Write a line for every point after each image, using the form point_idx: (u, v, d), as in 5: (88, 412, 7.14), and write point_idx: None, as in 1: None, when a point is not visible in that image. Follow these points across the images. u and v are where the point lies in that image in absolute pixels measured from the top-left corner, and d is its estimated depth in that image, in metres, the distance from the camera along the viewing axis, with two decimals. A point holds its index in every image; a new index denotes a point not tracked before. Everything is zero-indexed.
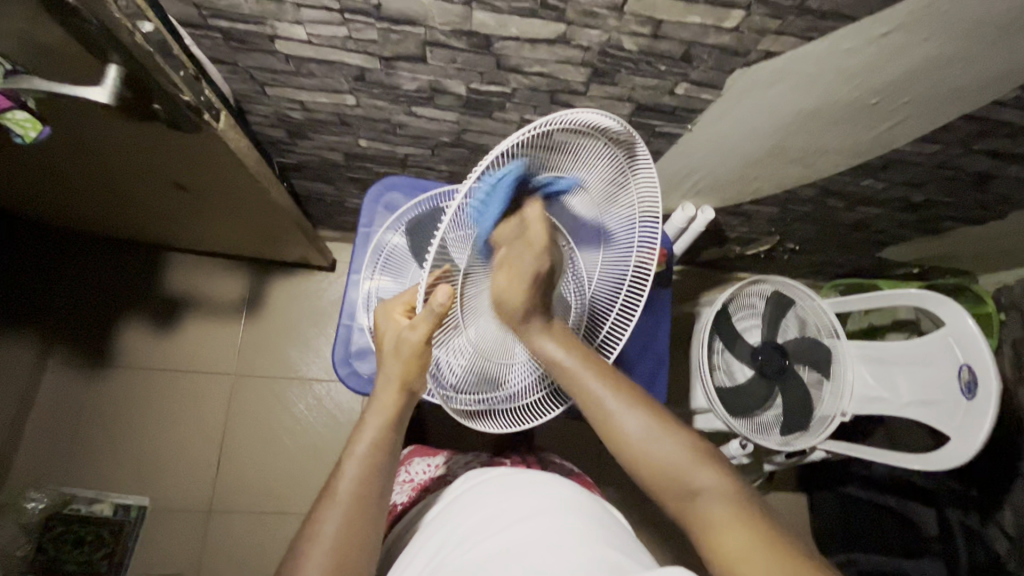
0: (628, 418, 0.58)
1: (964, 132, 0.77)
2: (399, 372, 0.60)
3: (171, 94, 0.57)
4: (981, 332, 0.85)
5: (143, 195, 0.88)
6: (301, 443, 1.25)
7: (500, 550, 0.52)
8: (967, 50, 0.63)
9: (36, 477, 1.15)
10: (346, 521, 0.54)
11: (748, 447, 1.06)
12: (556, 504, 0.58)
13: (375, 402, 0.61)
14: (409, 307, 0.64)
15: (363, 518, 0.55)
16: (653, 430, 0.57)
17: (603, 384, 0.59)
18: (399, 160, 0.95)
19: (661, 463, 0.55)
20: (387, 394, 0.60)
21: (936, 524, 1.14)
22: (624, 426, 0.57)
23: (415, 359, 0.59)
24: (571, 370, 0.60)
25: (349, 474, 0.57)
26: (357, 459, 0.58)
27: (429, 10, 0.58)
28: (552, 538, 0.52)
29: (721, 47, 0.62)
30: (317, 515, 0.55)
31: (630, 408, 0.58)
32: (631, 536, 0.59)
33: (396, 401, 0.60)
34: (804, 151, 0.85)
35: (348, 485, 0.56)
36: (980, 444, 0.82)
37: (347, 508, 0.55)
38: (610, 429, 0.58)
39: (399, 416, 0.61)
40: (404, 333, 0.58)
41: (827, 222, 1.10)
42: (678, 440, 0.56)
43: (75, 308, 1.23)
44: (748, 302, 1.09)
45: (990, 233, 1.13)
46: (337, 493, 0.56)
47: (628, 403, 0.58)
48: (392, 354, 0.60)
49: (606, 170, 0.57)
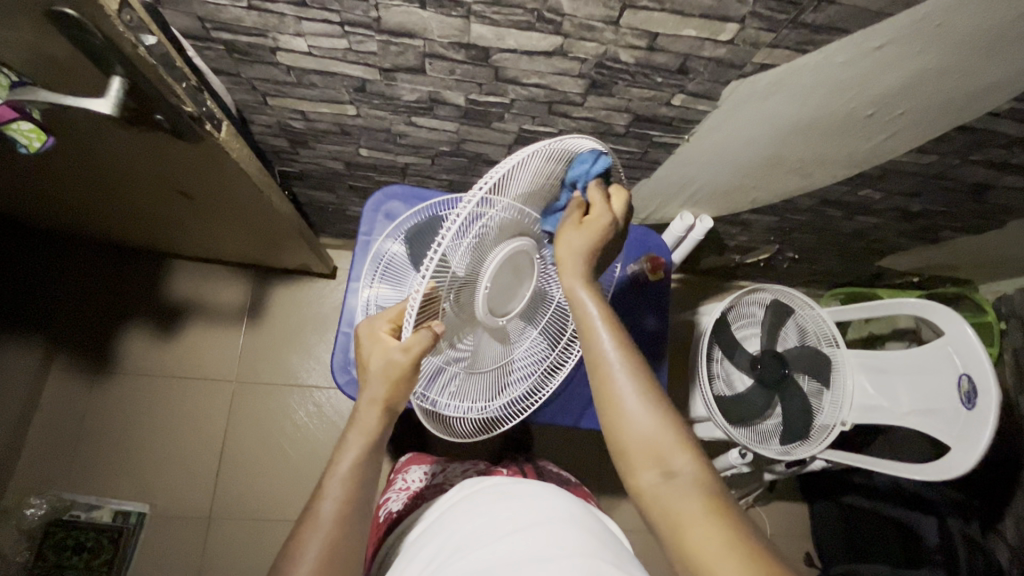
0: (627, 382, 0.52)
1: (959, 142, 0.78)
2: (384, 394, 0.59)
3: (174, 105, 0.58)
4: (980, 342, 0.85)
5: (146, 203, 0.88)
6: (301, 450, 1.25)
7: (492, 562, 0.52)
8: (960, 62, 0.63)
9: (37, 483, 1.16)
10: (329, 542, 0.53)
11: (748, 456, 1.05)
12: (548, 516, 0.58)
13: (356, 423, 0.59)
14: (393, 326, 0.62)
15: (347, 540, 0.54)
16: (648, 400, 0.52)
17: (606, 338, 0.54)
18: (399, 169, 0.96)
19: (644, 436, 0.51)
20: (368, 415, 0.59)
21: (938, 534, 1.13)
22: (619, 387, 0.52)
23: (401, 382, 0.58)
24: (586, 316, 0.55)
25: (331, 496, 0.56)
26: (339, 480, 0.57)
27: (429, 23, 0.59)
28: (543, 549, 0.52)
29: (716, 60, 0.62)
30: (299, 537, 0.53)
31: (631, 370, 0.53)
32: (622, 547, 0.59)
33: (378, 422, 0.59)
34: (802, 162, 0.85)
35: (330, 507, 0.55)
36: (979, 453, 0.82)
37: (330, 530, 0.53)
38: (603, 382, 0.53)
39: (380, 436, 0.60)
40: (392, 354, 0.57)
41: (826, 231, 1.10)
42: (669, 424, 0.51)
43: (79, 314, 1.24)
44: (747, 311, 1.10)
45: (989, 242, 1.13)
46: (321, 514, 0.54)
47: (631, 365, 0.53)
48: (379, 375, 0.58)
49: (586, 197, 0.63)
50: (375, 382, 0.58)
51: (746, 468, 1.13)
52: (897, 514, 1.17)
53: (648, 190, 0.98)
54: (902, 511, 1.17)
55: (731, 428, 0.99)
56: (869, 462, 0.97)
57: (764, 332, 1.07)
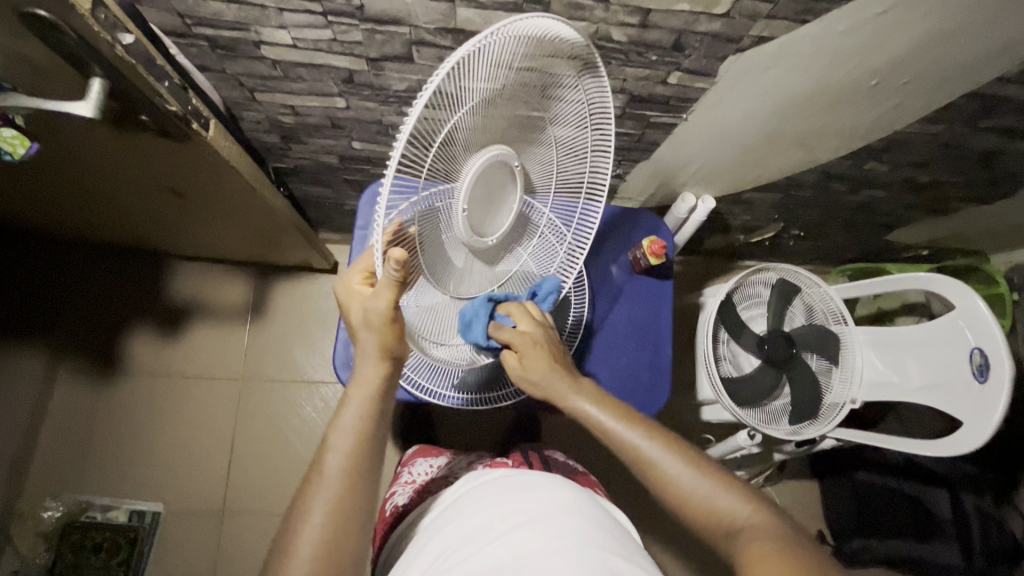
0: (673, 461, 0.58)
1: (968, 110, 0.75)
2: (375, 343, 0.56)
3: (159, 106, 0.57)
4: (992, 314, 0.83)
5: (140, 204, 0.88)
6: (310, 445, 1.25)
7: (499, 556, 0.52)
8: (967, 26, 0.61)
9: (51, 486, 1.17)
10: (337, 497, 0.54)
11: (757, 437, 1.04)
12: (554, 507, 0.57)
13: (355, 376, 0.58)
14: (369, 273, 0.62)
15: (355, 495, 0.55)
16: (696, 468, 0.58)
17: (639, 432, 0.61)
18: (393, 161, 0.94)
19: (700, 504, 0.56)
20: (370, 366, 0.58)
21: (951, 509, 1.14)
22: (671, 470, 0.58)
23: (390, 329, 0.56)
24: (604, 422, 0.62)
25: (338, 450, 0.56)
26: (345, 434, 0.56)
27: (413, 9, 0.57)
28: (551, 542, 0.52)
29: (712, 34, 0.60)
30: (307, 491, 0.54)
31: (667, 449, 0.59)
32: (632, 542, 0.59)
33: (378, 371, 0.58)
34: (804, 137, 0.83)
35: (336, 461, 0.55)
36: (994, 427, 0.80)
37: (337, 484, 0.54)
38: (653, 472, 0.58)
39: (384, 386, 0.58)
40: (368, 303, 0.54)
41: (832, 206, 1.08)
42: (719, 483, 0.57)
43: (82, 318, 1.24)
44: (753, 291, 1.08)
45: (1001, 211, 1.10)
46: (326, 470, 0.55)
47: (667, 447, 0.59)
48: (363, 327, 0.56)
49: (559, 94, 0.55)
50: (362, 336, 0.57)
51: (756, 449, 1.12)
52: (906, 489, 1.19)
53: (649, 172, 0.96)
54: (912, 486, 1.19)
55: (738, 409, 0.98)
56: (879, 439, 0.95)
57: (770, 312, 1.05)
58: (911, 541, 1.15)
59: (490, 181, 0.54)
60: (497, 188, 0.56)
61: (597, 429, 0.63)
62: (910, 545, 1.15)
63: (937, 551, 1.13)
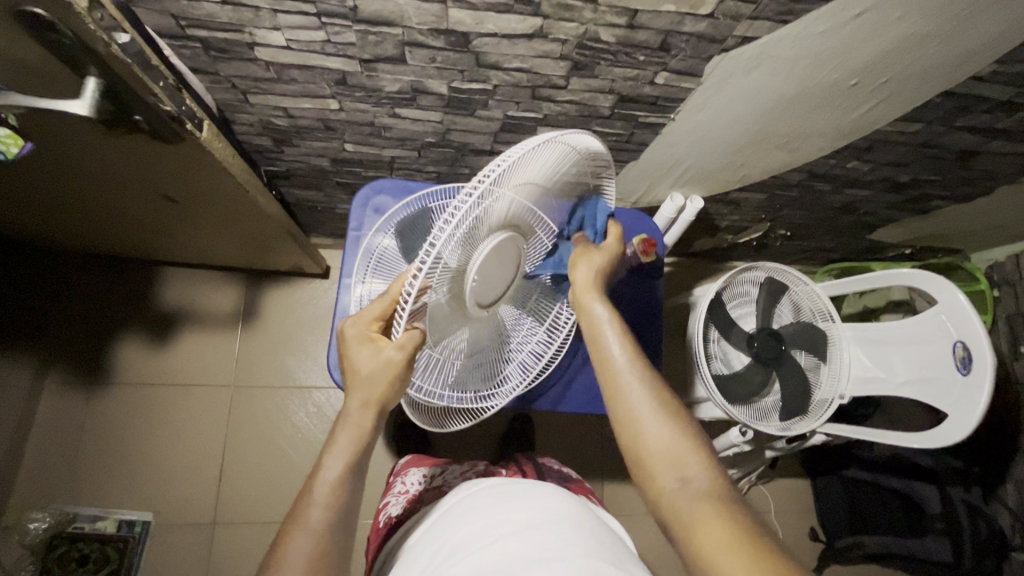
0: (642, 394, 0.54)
1: (943, 109, 0.78)
2: (376, 394, 0.55)
3: (154, 106, 0.57)
4: (974, 309, 0.85)
5: (131, 208, 0.87)
6: (302, 450, 1.25)
7: (492, 564, 0.52)
8: (940, 28, 0.63)
9: (38, 497, 1.15)
10: (319, 551, 0.50)
11: (748, 433, 1.05)
12: (545, 517, 0.57)
13: (347, 421, 0.55)
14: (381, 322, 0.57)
15: (336, 549, 0.51)
16: (664, 410, 0.53)
17: (625, 350, 0.57)
18: (386, 163, 0.95)
19: (656, 444, 0.52)
20: (362, 418, 0.55)
21: (941, 503, 1.16)
22: (637, 397, 0.54)
23: (398, 379, 0.55)
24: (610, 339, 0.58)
25: (320, 501, 0.51)
26: (329, 484, 0.52)
27: (406, 10, 0.58)
28: (539, 554, 0.52)
29: (697, 35, 0.62)
30: (285, 542, 0.50)
31: (643, 381, 0.55)
32: (623, 550, 0.59)
33: (371, 424, 0.56)
34: (788, 137, 0.85)
35: (320, 514, 0.51)
36: (976, 421, 0.82)
37: (320, 538, 0.50)
38: (620, 392, 0.55)
39: (374, 436, 0.56)
40: (390, 356, 0.54)
41: (816, 206, 1.10)
42: (680, 432, 0.52)
43: (69, 326, 1.23)
44: (741, 290, 1.09)
45: (979, 211, 1.13)
46: (309, 521, 0.51)
47: (646, 378, 0.55)
48: (369, 376, 0.54)
49: (576, 173, 0.59)
50: (363, 384, 0.55)
51: (747, 447, 1.13)
52: (896, 486, 1.20)
53: (637, 173, 0.98)
54: (901, 482, 1.20)
55: (731, 408, 0.99)
56: (868, 433, 0.97)
57: (760, 309, 1.07)
58: (904, 538, 1.17)
59: (501, 254, 0.55)
60: (503, 262, 0.57)
61: (587, 332, 0.59)
62: (902, 542, 1.17)
63: (929, 547, 1.15)
